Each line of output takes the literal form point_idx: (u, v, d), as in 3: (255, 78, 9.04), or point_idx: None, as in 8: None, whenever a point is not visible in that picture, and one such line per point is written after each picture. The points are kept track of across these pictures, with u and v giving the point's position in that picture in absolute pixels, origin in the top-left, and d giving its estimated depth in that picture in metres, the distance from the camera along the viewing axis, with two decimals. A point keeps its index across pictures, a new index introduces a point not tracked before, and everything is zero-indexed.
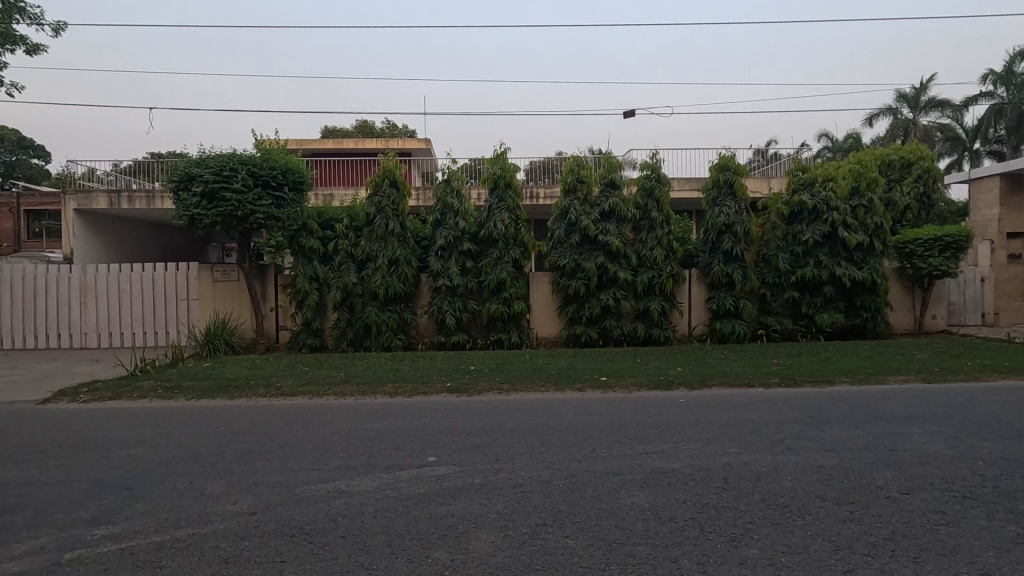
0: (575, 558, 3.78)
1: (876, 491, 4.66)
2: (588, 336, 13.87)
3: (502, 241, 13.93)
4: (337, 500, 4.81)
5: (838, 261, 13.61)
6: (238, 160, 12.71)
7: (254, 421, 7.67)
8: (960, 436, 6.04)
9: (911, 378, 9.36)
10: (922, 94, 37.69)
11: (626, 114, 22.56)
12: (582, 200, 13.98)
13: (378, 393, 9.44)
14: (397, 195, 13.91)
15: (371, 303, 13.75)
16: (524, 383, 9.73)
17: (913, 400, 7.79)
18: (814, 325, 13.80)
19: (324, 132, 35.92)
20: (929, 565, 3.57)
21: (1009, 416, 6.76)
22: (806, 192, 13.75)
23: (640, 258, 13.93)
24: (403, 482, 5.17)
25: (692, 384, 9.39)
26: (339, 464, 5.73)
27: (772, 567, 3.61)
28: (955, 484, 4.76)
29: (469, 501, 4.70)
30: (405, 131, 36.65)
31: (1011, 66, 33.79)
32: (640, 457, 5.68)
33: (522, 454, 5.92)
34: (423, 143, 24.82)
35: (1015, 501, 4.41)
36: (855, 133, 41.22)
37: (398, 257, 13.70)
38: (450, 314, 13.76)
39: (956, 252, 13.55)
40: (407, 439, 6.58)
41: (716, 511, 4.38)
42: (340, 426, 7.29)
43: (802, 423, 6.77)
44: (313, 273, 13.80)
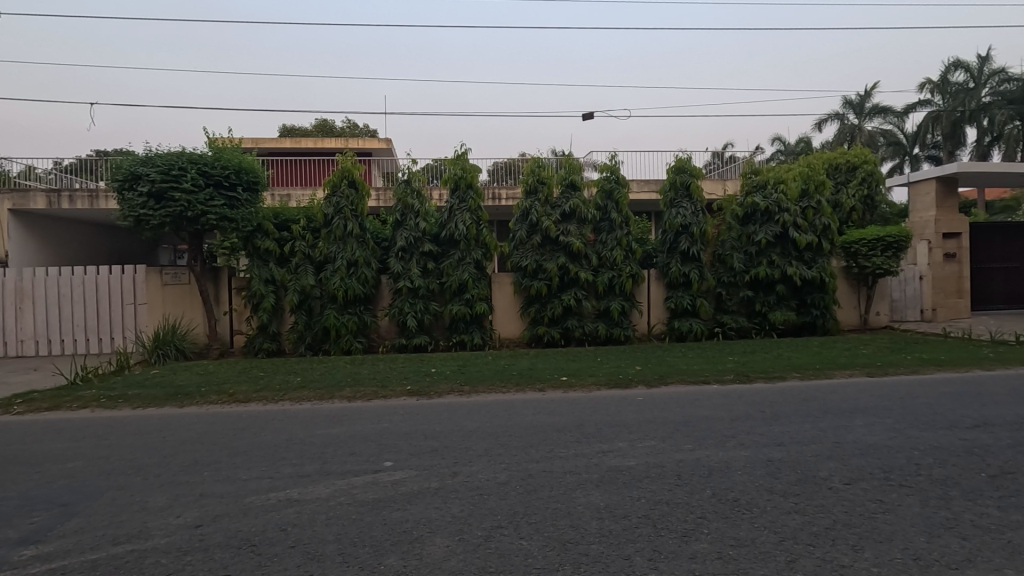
0: (529, 559, 3.79)
1: (820, 483, 4.83)
2: (550, 336, 13.93)
3: (464, 241, 13.84)
4: (289, 509, 4.69)
5: (789, 261, 14.09)
6: (187, 159, 12.23)
7: (204, 430, 7.39)
8: (899, 427, 6.34)
9: (856, 372, 9.80)
10: (866, 102, 39.64)
11: (586, 117, 22.86)
12: (543, 201, 14.08)
13: (336, 397, 9.25)
14: (356, 196, 13.67)
15: (330, 306, 13.48)
16: (485, 384, 9.73)
17: (858, 393, 8.14)
18: (768, 323, 14.24)
19: (281, 131, 35.19)
20: (866, 552, 3.72)
21: (944, 407, 7.13)
22: (759, 194, 14.20)
23: (601, 259, 14.10)
24: (358, 489, 5.07)
25: (650, 383, 9.54)
26: (292, 472, 5.58)
27: (720, 560, 3.70)
28: (893, 473, 4.99)
29: (425, 506, 4.65)
30: (366, 130, 36.14)
31: (946, 75, 35.72)
32: (597, 457, 5.72)
33: (479, 456, 5.90)
34: (384, 143, 24.48)
35: (947, 488, 4.66)
36: (806, 137, 42.91)
37: (357, 258, 13.47)
38: (411, 316, 13.60)
39: (898, 251, 14.22)
40: (364, 445, 6.45)
41: (668, 508, 4.46)
42: (295, 433, 7.10)
43: (754, 418, 6.96)
44: (269, 275, 13.48)
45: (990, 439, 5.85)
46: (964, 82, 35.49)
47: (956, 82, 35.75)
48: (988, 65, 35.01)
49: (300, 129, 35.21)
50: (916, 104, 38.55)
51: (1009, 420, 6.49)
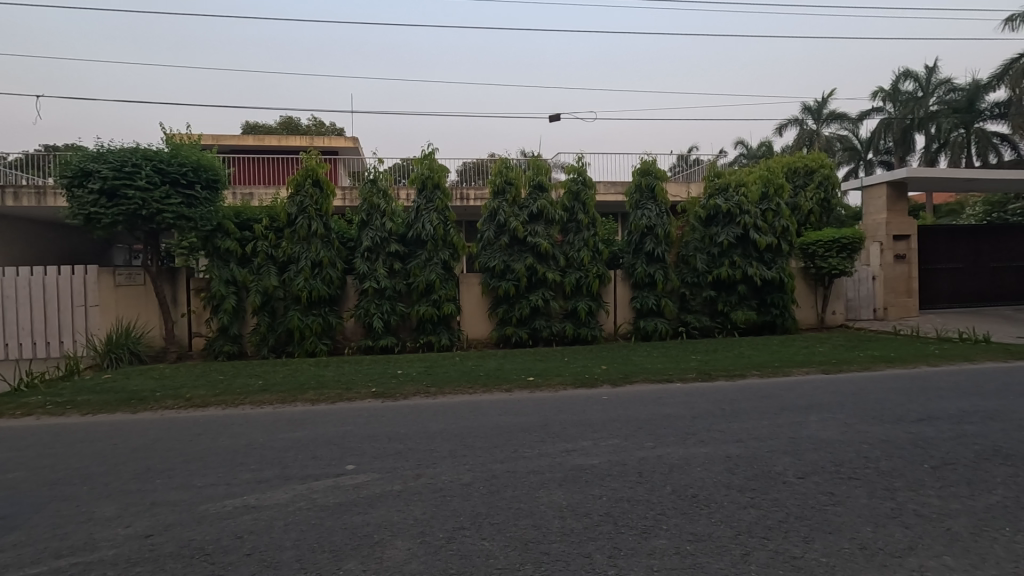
0: (490, 560, 3.78)
1: (775, 477, 4.98)
2: (518, 337, 13.96)
3: (431, 242, 13.75)
4: (245, 515, 4.57)
5: (750, 261, 14.46)
6: (142, 156, 11.79)
7: (159, 436, 7.14)
8: (850, 422, 6.58)
9: (812, 370, 10.14)
10: (823, 108, 41.14)
11: (554, 118, 23.04)
12: (511, 201, 14.12)
13: (299, 400, 9.06)
14: (321, 196, 13.43)
15: (294, 307, 13.19)
16: (452, 385, 9.69)
17: (813, 390, 8.41)
18: (729, 322, 14.60)
19: (244, 127, 34.45)
20: (816, 543, 3.86)
21: (892, 402, 7.43)
22: (720, 196, 14.55)
23: (568, 259, 14.21)
24: (319, 493, 4.98)
25: (615, 382, 9.67)
26: (250, 477, 5.44)
27: (678, 556, 3.76)
28: (843, 467, 5.17)
29: (387, 509, 4.60)
30: (333, 128, 35.64)
31: (897, 85, 37.46)
32: (560, 456, 5.76)
33: (444, 458, 5.87)
34: (352, 143, 24.05)
35: (893, 479, 4.87)
36: (767, 141, 44.23)
37: (322, 259, 13.24)
38: (377, 317, 13.45)
39: (852, 253, 14.77)
40: (326, 448, 6.35)
41: (629, 505, 4.52)
42: (255, 437, 6.93)
43: (714, 415, 7.13)
44: (230, 276, 13.13)
45: (933, 431, 6.13)
46: (914, 91, 37.31)
47: (906, 91, 37.55)
48: (936, 75, 36.79)
49: (266, 126, 34.47)
50: (869, 112, 40.15)
51: (952, 414, 6.80)
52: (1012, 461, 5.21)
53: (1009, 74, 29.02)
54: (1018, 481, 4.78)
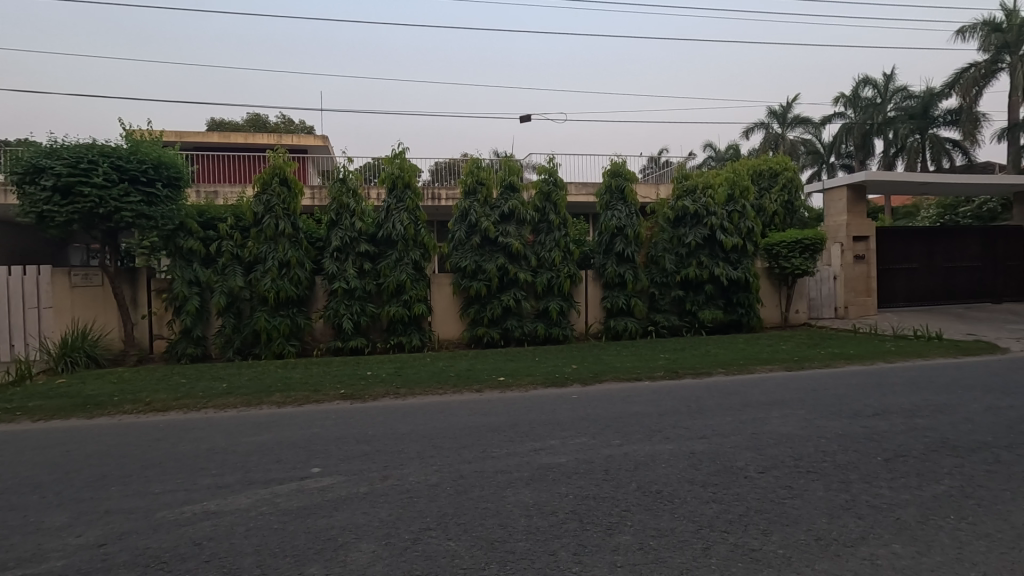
0: (455, 560, 3.78)
1: (737, 472, 5.10)
2: (490, 337, 13.96)
3: (402, 241, 13.63)
4: (204, 522, 4.46)
5: (717, 261, 14.76)
6: (99, 152, 11.38)
7: (115, 442, 6.90)
8: (809, 417, 6.78)
9: (775, 367, 10.41)
10: (788, 112, 42.28)
11: (524, 119, 23.12)
12: (482, 202, 14.12)
13: (265, 403, 8.88)
14: (288, 195, 13.18)
15: (260, 308, 12.92)
16: (422, 386, 9.62)
17: (776, 387, 8.64)
18: (697, 321, 14.88)
19: (210, 123, 33.61)
20: (775, 535, 3.96)
21: (850, 398, 7.68)
22: (688, 197, 14.81)
23: (539, 260, 14.26)
24: (282, 497, 4.89)
25: (585, 381, 9.76)
26: (211, 483, 5.31)
27: (641, 551, 3.82)
28: (802, 460, 5.33)
29: (352, 511, 4.54)
30: (302, 126, 35.07)
31: (857, 91, 38.71)
32: (528, 455, 5.79)
33: (411, 459, 5.82)
34: (321, 141, 23.68)
35: (848, 472, 5.03)
36: (734, 144, 45.22)
37: (290, 259, 13.00)
38: (347, 317, 13.28)
39: (814, 253, 15.21)
40: (292, 451, 6.24)
41: (595, 502, 4.57)
42: (218, 441, 6.77)
43: (680, 412, 7.26)
44: (194, 277, 12.78)
45: (886, 425, 6.36)
46: (873, 97, 38.55)
47: (866, 97, 38.85)
48: (893, 82, 38.15)
49: (232, 123, 33.65)
50: (831, 117, 41.41)
51: (904, 408, 7.09)
52: (959, 453, 5.45)
53: (960, 82, 30.32)
54: (963, 471, 5.00)
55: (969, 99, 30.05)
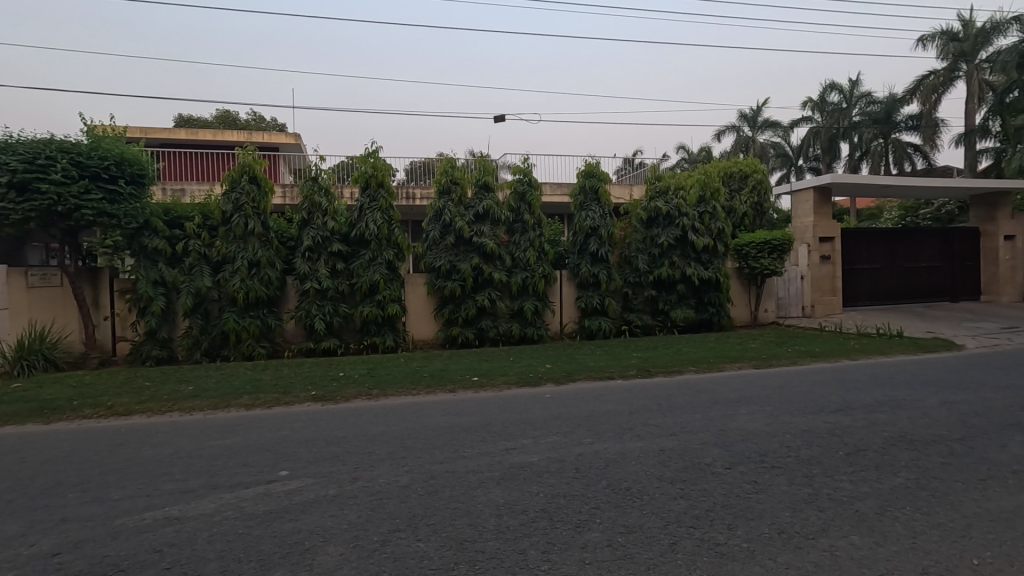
0: (424, 561, 3.75)
1: (704, 468, 5.18)
2: (465, 337, 13.92)
3: (375, 241, 13.48)
4: (166, 528, 4.34)
5: (689, 262, 14.99)
6: (57, 148, 10.99)
7: (73, 448, 6.66)
8: (775, 413, 6.95)
9: (744, 365, 10.62)
10: (758, 116, 43.21)
11: (498, 118, 23.15)
12: (456, 201, 14.08)
13: (233, 406, 8.68)
14: (258, 193, 12.92)
15: (229, 309, 12.64)
16: (396, 387, 9.53)
17: (744, 384, 8.82)
18: (670, 320, 15.09)
19: (176, 119, 32.80)
20: (740, 529, 4.04)
21: (815, 394, 7.88)
22: (661, 199, 15.01)
23: (514, 259, 14.27)
24: (249, 501, 4.80)
25: (559, 380, 9.81)
26: (173, 488, 5.17)
27: (609, 547, 3.86)
28: (767, 456, 5.45)
29: (320, 514, 4.48)
30: (274, 123, 34.45)
31: (824, 95, 39.80)
32: (500, 454, 5.80)
33: (382, 460, 5.77)
34: (293, 138, 23.31)
35: (811, 466, 5.17)
36: (706, 146, 46.01)
37: (260, 258, 12.74)
38: (319, 318, 13.08)
39: (781, 253, 15.56)
40: (259, 454, 6.12)
41: (565, 501, 4.60)
42: (182, 446, 6.59)
43: (651, 410, 7.35)
44: (159, 277, 12.44)
45: (849, 421, 6.55)
46: (839, 102, 39.66)
47: (832, 102, 39.95)
48: (858, 88, 39.31)
49: (201, 120, 32.86)
50: (799, 120, 42.47)
51: (865, 403, 7.32)
52: (916, 446, 5.65)
53: (920, 88, 31.41)
54: (919, 464, 5.18)
55: (929, 104, 31.14)
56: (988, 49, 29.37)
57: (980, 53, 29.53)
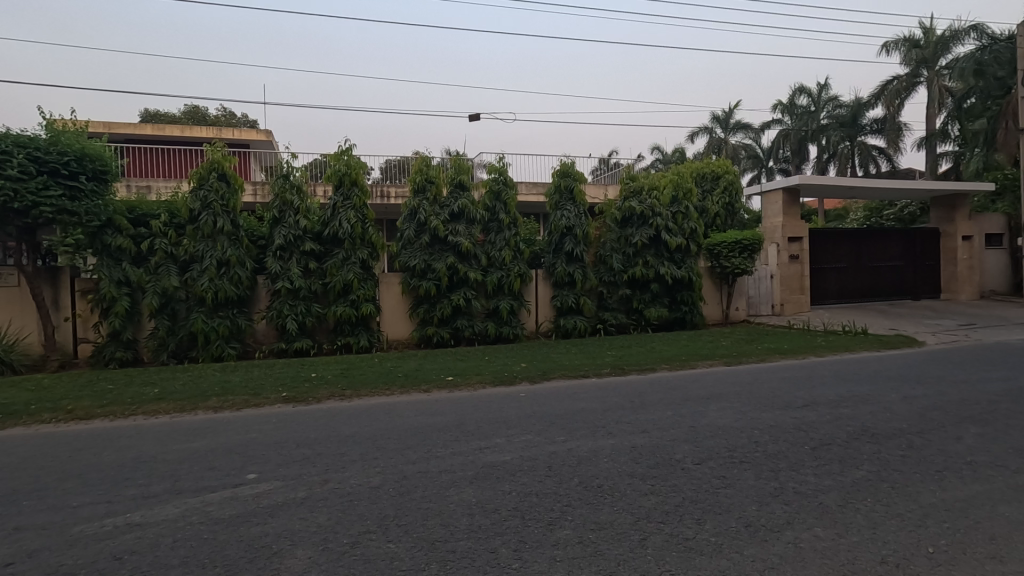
0: (395, 562, 3.72)
1: (675, 464, 5.26)
2: (440, 337, 13.84)
3: (349, 241, 13.31)
4: (127, 534, 4.21)
5: (662, 261, 15.18)
6: (14, 142, 10.56)
7: (30, 453, 6.40)
8: (744, 410, 7.08)
9: (715, 362, 10.81)
10: (730, 118, 43.98)
11: (472, 118, 23.13)
12: (431, 200, 14.00)
13: (200, 408, 8.46)
14: (227, 191, 12.64)
15: (197, 309, 12.34)
16: (369, 387, 9.42)
17: (715, 381, 8.95)
18: (644, 319, 15.26)
19: (142, 114, 31.88)
20: (708, 524, 4.11)
21: (783, 391, 8.06)
22: (635, 199, 15.18)
23: (489, 259, 14.24)
24: (215, 505, 4.68)
25: (533, 379, 9.82)
26: (136, 493, 5.02)
27: (580, 544, 3.88)
28: (736, 451, 5.54)
29: (289, 517, 4.40)
30: (244, 119, 33.70)
31: (793, 99, 40.73)
32: (473, 453, 5.78)
33: (354, 461, 5.70)
34: (264, 135, 22.88)
35: (777, 461, 5.28)
36: (680, 147, 46.59)
37: (229, 257, 12.46)
38: (291, 318, 12.86)
39: (752, 253, 15.86)
40: (226, 458, 5.98)
41: (537, 499, 4.61)
42: (146, 450, 6.40)
43: (625, 408, 7.42)
44: (123, 276, 12.05)
45: (814, 416, 6.72)
46: (807, 105, 40.63)
47: (801, 105, 40.89)
48: (826, 92, 40.32)
49: (168, 115, 31.96)
50: (769, 123, 43.37)
51: (830, 399, 7.51)
52: (877, 439, 5.82)
53: (885, 93, 32.37)
54: (880, 457, 5.34)
55: (893, 109, 32.15)
56: (948, 56, 30.47)
57: (941, 60, 30.61)
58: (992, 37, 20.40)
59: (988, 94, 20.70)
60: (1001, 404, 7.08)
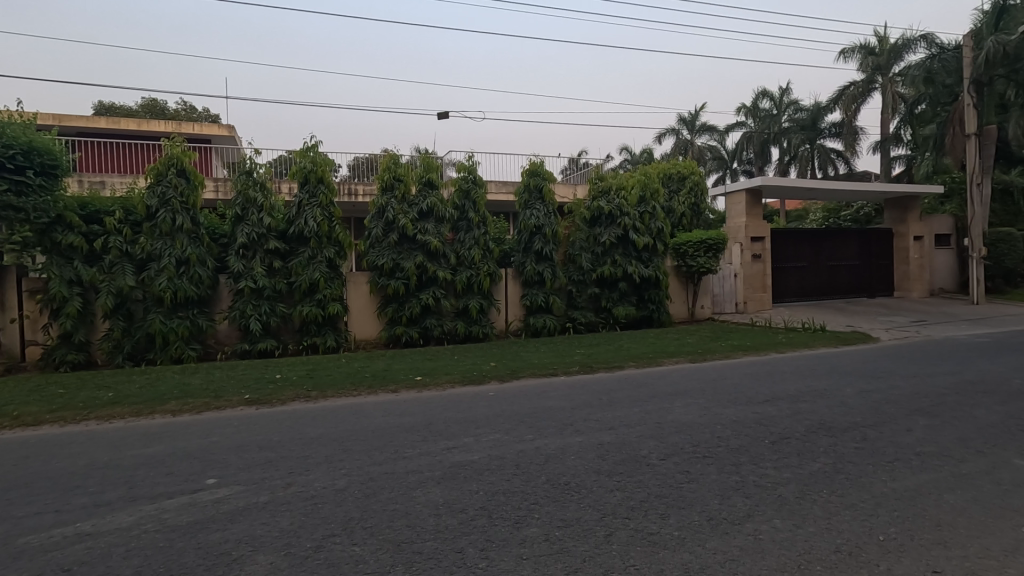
0: (360, 565, 3.67)
1: (641, 460, 5.33)
2: (409, 336, 13.72)
3: (315, 239, 13.05)
4: (77, 545, 4.04)
5: (630, 260, 15.37)
6: None
7: None
8: (708, 405, 7.23)
9: (681, 359, 11.02)
10: (695, 119, 44.85)
11: (440, 115, 22.93)
12: (400, 199, 13.85)
13: (157, 412, 8.17)
14: (187, 187, 12.24)
15: (155, 310, 11.91)
16: (336, 388, 9.26)
17: (681, 378, 9.12)
18: (612, 317, 15.45)
19: (95, 107, 30.60)
20: (672, 518, 4.19)
21: (746, 387, 8.25)
22: (603, 198, 15.34)
23: (458, 258, 14.18)
24: (173, 512, 4.53)
25: (502, 378, 9.82)
26: (86, 502, 4.81)
27: (546, 542, 3.90)
28: (700, 447, 5.66)
29: (250, 523, 4.29)
30: (205, 114, 32.73)
31: (756, 102, 41.78)
32: (441, 453, 5.75)
33: (318, 464, 5.60)
34: (226, 130, 22.24)
35: (739, 455, 5.42)
36: (648, 148, 47.25)
37: (189, 256, 12.08)
38: (255, 318, 12.54)
39: (717, 252, 16.21)
40: (184, 463, 5.79)
41: (505, 497, 4.61)
42: (99, 456, 6.14)
43: (592, 405, 7.49)
44: (74, 276, 11.54)
45: (775, 411, 6.91)
46: (769, 108, 41.74)
47: (764, 108, 41.97)
48: (787, 96, 41.50)
49: (124, 108, 30.81)
50: (733, 125, 44.38)
51: (790, 394, 7.73)
52: (834, 433, 6.03)
53: (842, 98, 33.52)
54: (836, 449, 5.54)
55: (850, 113, 33.31)
56: (900, 63, 31.71)
57: (894, 67, 31.84)
58: (941, 46, 21.07)
59: (937, 101, 21.49)
60: (947, 397, 7.42)
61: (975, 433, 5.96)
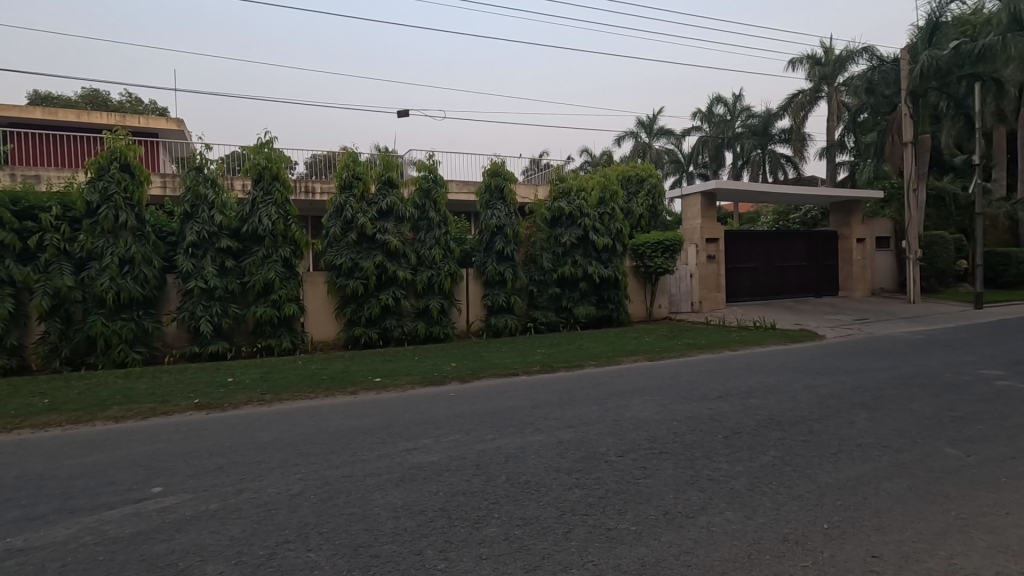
0: (315, 571, 3.58)
1: (599, 457, 5.41)
2: (368, 337, 13.50)
3: (270, 238, 12.66)
4: (5, 562, 3.79)
5: (590, 260, 15.56)
6: None
7: None
8: (665, 402, 7.40)
9: (639, 357, 11.26)
10: (653, 123, 45.81)
11: (400, 114, 22.62)
12: (359, 197, 13.59)
13: (98, 419, 7.76)
14: (131, 182, 11.68)
15: (96, 311, 11.32)
16: (292, 391, 9.01)
17: (639, 376, 9.30)
18: (573, 316, 15.60)
19: (30, 96, 28.86)
20: (629, 514, 4.26)
21: (700, 383, 8.49)
22: (564, 199, 15.47)
23: (419, 258, 14.03)
24: (114, 523, 4.31)
25: (463, 378, 9.78)
26: (17, 516, 4.52)
27: (506, 541, 3.91)
28: (657, 443, 5.78)
29: (198, 532, 4.13)
30: (152, 107, 31.30)
31: (710, 108, 43.03)
32: (400, 455, 5.67)
33: (272, 469, 5.43)
34: (175, 124, 21.34)
35: (693, 450, 5.56)
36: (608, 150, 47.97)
37: (134, 255, 11.52)
38: (205, 320, 12.07)
39: (673, 253, 16.61)
40: (128, 471, 5.52)
41: (465, 498, 4.60)
42: (33, 466, 5.79)
43: (552, 404, 7.54)
44: (6, 276, 10.82)
45: (728, 406, 7.13)
46: (723, 114, 43.07)
47: (718, 114, 43.26)
48: (740, 102, 42.90)
49: (63, 99, 29.15)
50: (690, 129, 45.54)
51: (742, 390, 8.00)
52: (783, 427, 6.27)
53: (791, 105, 34.90)
54: (784, 443, 5.76)
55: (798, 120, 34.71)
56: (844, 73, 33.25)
57: (839, 77, 33.33)
58: (879, 59, 22.13)
59: (878, 111, 22.72)
60: (887, 391, 7.82)
61: (912, 425, 6.30)
